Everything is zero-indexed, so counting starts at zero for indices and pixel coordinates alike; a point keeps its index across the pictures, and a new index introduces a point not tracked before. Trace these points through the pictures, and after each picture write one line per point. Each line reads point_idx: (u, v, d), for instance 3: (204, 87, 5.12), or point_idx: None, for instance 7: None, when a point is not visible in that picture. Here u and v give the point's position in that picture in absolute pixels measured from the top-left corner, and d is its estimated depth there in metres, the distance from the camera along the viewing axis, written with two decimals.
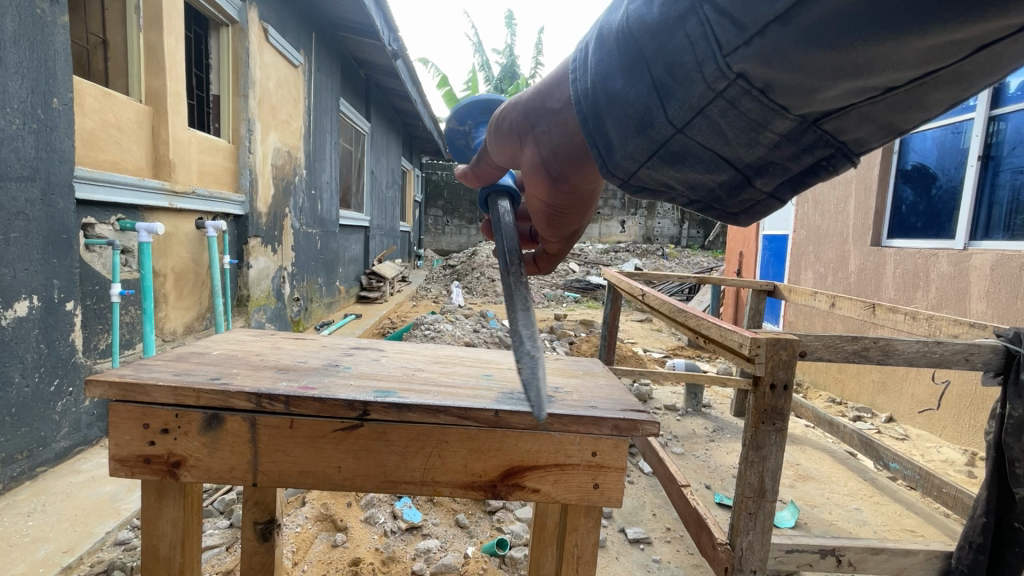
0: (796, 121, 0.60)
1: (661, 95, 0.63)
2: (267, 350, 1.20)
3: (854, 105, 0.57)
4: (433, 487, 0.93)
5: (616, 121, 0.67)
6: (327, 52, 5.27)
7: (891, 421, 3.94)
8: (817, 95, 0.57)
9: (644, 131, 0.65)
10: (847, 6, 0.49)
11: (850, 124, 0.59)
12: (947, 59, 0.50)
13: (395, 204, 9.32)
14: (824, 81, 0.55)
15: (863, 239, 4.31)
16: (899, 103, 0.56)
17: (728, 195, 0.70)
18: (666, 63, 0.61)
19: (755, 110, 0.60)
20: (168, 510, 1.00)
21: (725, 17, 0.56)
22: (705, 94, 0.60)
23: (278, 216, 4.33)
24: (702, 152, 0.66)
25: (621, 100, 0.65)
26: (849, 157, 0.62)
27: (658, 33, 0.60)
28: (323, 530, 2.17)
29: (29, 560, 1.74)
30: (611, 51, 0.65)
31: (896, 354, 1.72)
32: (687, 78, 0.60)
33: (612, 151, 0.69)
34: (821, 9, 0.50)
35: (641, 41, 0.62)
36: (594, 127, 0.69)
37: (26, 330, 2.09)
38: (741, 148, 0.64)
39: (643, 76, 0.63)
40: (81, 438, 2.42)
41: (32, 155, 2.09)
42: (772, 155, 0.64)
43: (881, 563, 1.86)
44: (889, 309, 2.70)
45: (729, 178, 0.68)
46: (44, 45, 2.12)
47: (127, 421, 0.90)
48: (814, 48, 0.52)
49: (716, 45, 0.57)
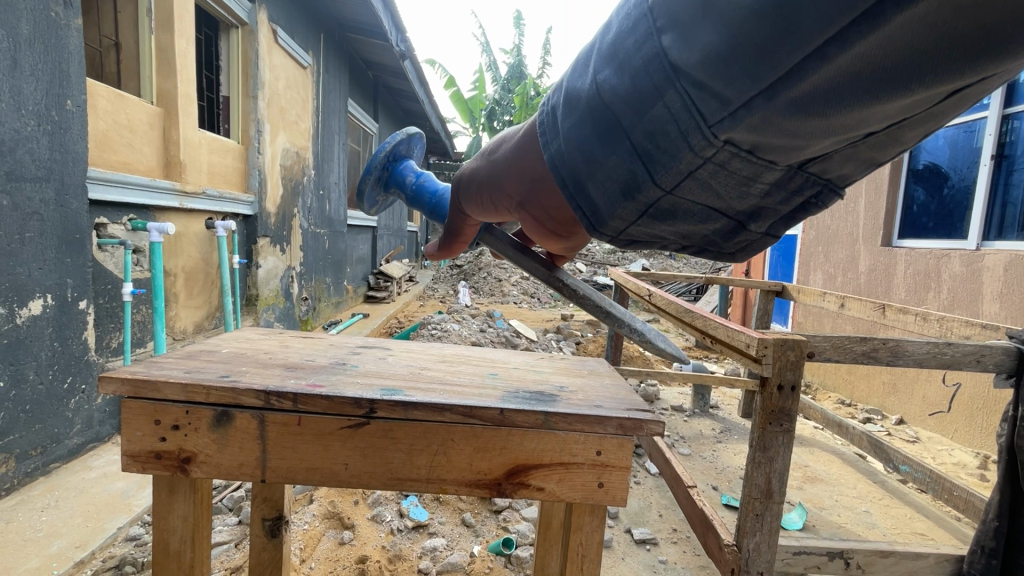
0: (783, 170, 0.57)
1: (644, 161, 0.58)
2: (275, 349, 1.21)
3: (836, 150, 0.55)
4: (439, 484, 0.94)
5: (598, 186, 0.61)
6: (336, 54, 5.32)
7: (901, 423, 3.90)
8: (800, 150, 0.54)
9: (631, 196, 0.60)
10: (834, 82, 0.46)
11: (834, 164, 0.58)
12: (917, 109, 0.49)
13: (402, 203, 9.36)
14: (810, 140, 0.52)
15: (874, 240, 4.27)
16: (879, 142, 0.55)
17: (723, 237, 0.68)
18: (646, 131, 0.56)
19: (744, 168, 0.57)
20: (178, 505, 1.01)
21: (703, 91, 0.52)
22: (691, 160, 0.56)
23: (286, 216, 4.37)
24: (693, 207, 0.62)
25: (603, 166, 0.60)
26: (835, 191, 0.61)
27: (636, 104, 0.56)
28: (330, 528, 2.18)
29: (43, 554, 1.77)
30: (584, 119, 0.60)
31: (906, 356, 1.71)
32: (671, 146, 0.56)
33: (600, 214, 0.63)
34: (807, 84, 0.47)
35: (616, 109, 0.57)
36: (576, 192, 0.63)
37: (41, 327, 2.13)
38: (733, 199, 0.61)
39: (623, 143, 0.58)
40: (93, 435, 2.45)
41: (46, 157, 2.13)
42: (766, 201, 0.61)
43: (890, 566, 1.84)
44: (899, 309, 2.68)
45: (724, 225, 0.65)
46: (59, 48, 2.16)
47: (139, 417, 0.92)
48: (801, 117, 0.49)
49: (698, 117, 0.53)
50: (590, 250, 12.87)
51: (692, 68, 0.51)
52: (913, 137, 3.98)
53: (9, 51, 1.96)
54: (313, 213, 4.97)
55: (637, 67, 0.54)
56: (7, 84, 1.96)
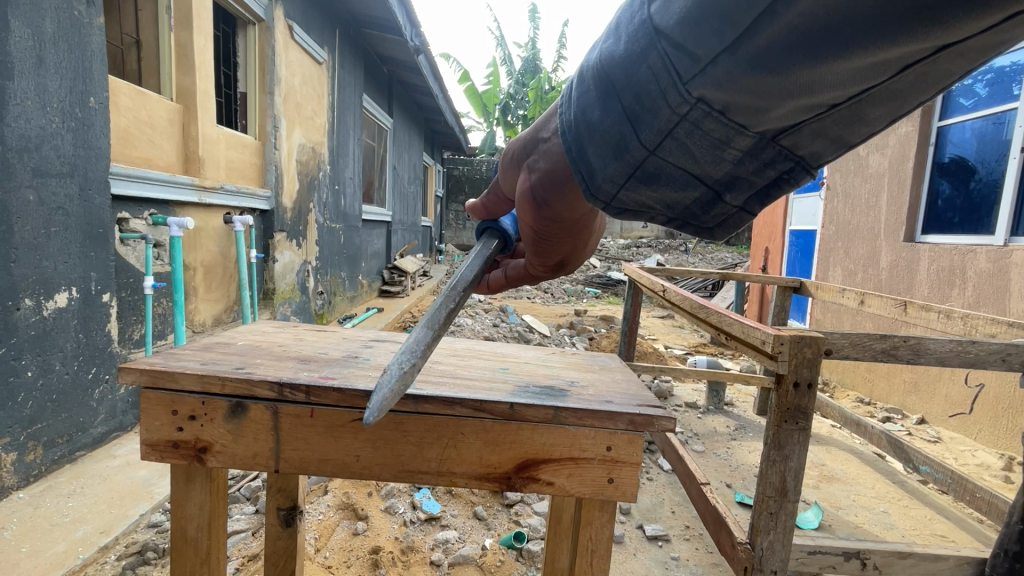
0: (755, 137, 0.65)
1: (633, 122, 0.68)
2: (291, 341, 1.23)
3: (804, 122, 0.63)
4: (449, 477, 0.95)
5: (594, 145, 0.71)
6: (350, 49, 5.33)
7: (922, 423, 3.82)
8: (767, 114, 0.62)
9: (619, 154, 0.69)
10: (787, 36, 0.55)
11: (804, 139, 0.64)
12: (875, 79, 0.56)
13: (416, 199, 9.38)
14: (773, 100, 0.60)
15: (896, 235, 4.17)
16: (845, 117, 0.62)
17: (701, 212, 0.74)
18: (634, 93, 0.67)
19: (717, 130, 0.65)
20: (196, 494, 1.04)
21: (680, 52, 0.62)
22: (670, 117, 0.66)
23: (302, 211, 4.41)
24: (675, 171, 0.70)
25: (599, 127, 0.70)
26: (806, 170, 0.67)
27: (627, 68, 0.66)
28: (344, 518, 2.21)
29: (69, 539, 1.83)
30: (589, 87, 0.71)
31: (927, 353, 1.67)
32: (653, 105, 0.66)
33: (591, 173, 0.72)
34: (765, 38, 0.57)
35: (613, 75, 0.68)
36: (577, 151, 0.73)
37: (66, 319, 2.19)
38: (709, 165, 0.69)
39: (617, 106, 0.69)
40: (116, 424, 2.52)
41: (70, 153, 2.18)
42: (735, 168, 0.68)
43: (909, 567, 1.81)
44: (922, 307, 2.61)
45: (702, 195, 0.72)
46: (81, 46, 2.20)
47: (156, 407, 0.94)
48: (760, 72, 0.58)
49: (675, 75, 0.63)
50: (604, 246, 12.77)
51: (671, 32, 0.62)
52: (939, 129, 3.86)
53: (34, 49, 2.00)
54: (329, 208, 5.02)
55: (630, 35, 0.66)
56: (32, 82, 2.00)
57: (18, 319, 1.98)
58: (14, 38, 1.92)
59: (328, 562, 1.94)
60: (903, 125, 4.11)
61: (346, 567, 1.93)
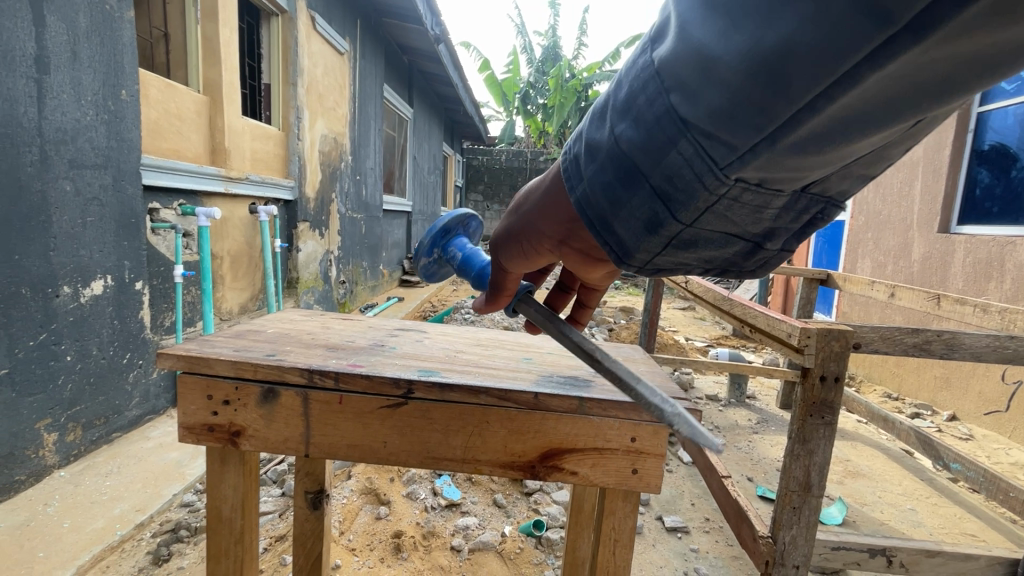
0: (790, 196, 0.58)
1: (665, 202, 0.59)
2: (318, 329, 1.26)
3: (834, 172, 0.57)
4: (473, 465, 0.96)
5: (621, 227, 0.63)
6: (371, 39, 5.35)
7: (953, 420, 3.71)
8: (805, 176, 0.55)
9: (654, 231, 0.61)
10: (844, 115, 0.47)
11: (832, 182, 0.59)
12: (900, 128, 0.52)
13: (436, 189, 9.42)
14: (808, 169, 0.54)
15: (930, 226, 4.02)
16: (869, 159, 0.57)
17: (742, 260, 0.67)
18: (663, 175, 0.57)
19: (755, 200, 0.57)
20: (229, 476, 1.07)
21: (712, 139, 0.53)
22: (708, 199, 0.57)
23: (325, 201, 4.47)
24: (712, 239, 0.62)
25: (626, 207, 0.61)
26: (837, 206, 0.61)
27: (652, 151, 0.57)
28: (367, 503, 2.26)
29: (108, 516, 1.91)
30: (605, 168, 0.62)
31: (962, 348, 1.62)
32: (687, 186, 0.57)
33: (624, 252, 0.64)
34: (816, 121, 0.48)
35: (633, 157, 0.59)
36: (602, 231, 0.64)
37: (102, 306, 2.27)
38: (748, 227, 0.61)
39: (641, 187, 0.60)
40: (150, 408, 2.61)
41: (104, 144, 2.24)
42: (776, 223, 0.61)
43: (937, 566, 1.77)
44: (956, 300, 2.53)
45: (740, 248, 0.65)
46: (113, 39, 2.26)
47: (192, 392, 0.97)
48: (806, 152, 0.51)
49: (710, 161, 0.54)
50: None
51: (699, 120, 0.53)
52: (978, 115, 3.70)
53: (69, 44, 2.06)
54: (351, 198, 5.07)
55: (649, 119, 0.56)
56: (68, 76, 2.06)
57: (58, 305, 2.07)
58: (50, 32, 1.98)
59: (352, 545, 2.00)
60: None
61: (369, 550, 1.98)
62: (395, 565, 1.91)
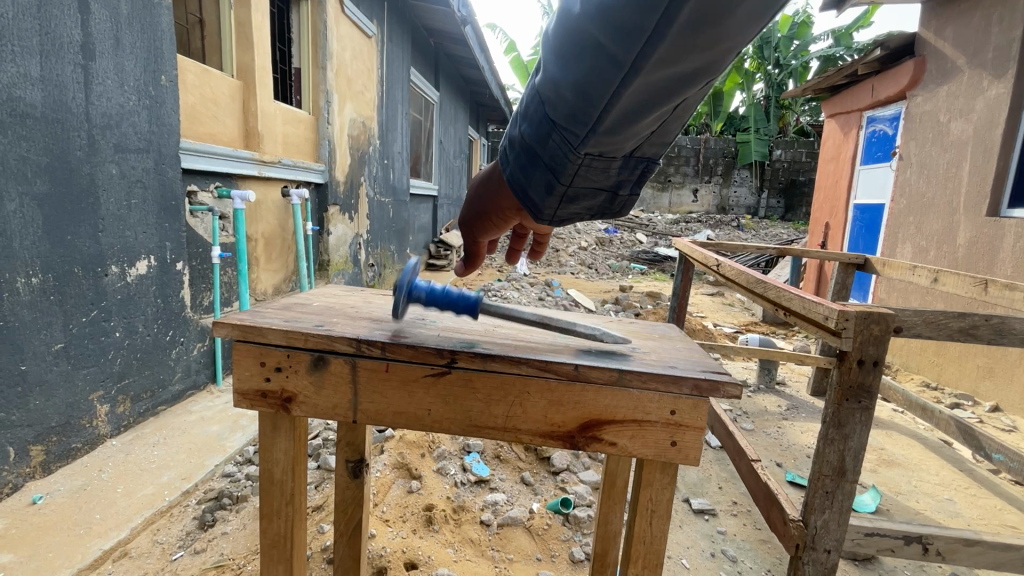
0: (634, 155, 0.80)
1: (552, 172, 0.80)
2: (356, 305, 1.29)
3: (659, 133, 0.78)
4: (514, 434, 0.98)
5: (533, 192, 0.85)
6: (398, 22, 5.34)
7: (997, 411, 3.58)
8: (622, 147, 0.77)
9: (550, 192, 0.83)
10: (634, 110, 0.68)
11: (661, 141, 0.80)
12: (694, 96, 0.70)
13: (462, 172, 9.42)
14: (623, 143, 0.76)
15: (977, 209, 3.83)
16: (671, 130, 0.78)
17: (609, 205, 0.90)
18: (547, 156, 0.79)
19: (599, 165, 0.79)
20: (281, 440, 1.12)
21: (568, 129, 0.74)
22: (573, 169, 0.79)
23: (354, 185, 4.54)
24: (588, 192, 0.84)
25: (530, 178, 0.83)
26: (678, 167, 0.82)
27: (537, 140, 0.79)
28: (399, 476, 2.33)
29: (156, 483, 2.03)
30: (519, 153, 0.83)
31: (1012, 334, 1.55)
32: (561, 161, 0.78)
33: (537, 207, 0.86)
34: (618, 117, 0.69)
35: (528, 143, 0.81)
36: (521, 194, 0.86)
37: (146, 286, 2.37)
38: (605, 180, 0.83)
39: (538, 164, 0.81)
40: (192, 383, 2.74)
41: (146, 129, 2.32)
42: (620, 175, 0.84)
43: (974, 555, 1.73)
44: (1004, 285, 2.42)
45: (605, 197, 0.88)
46: (152, 26, 2.32)
47: (247, 358, 1.01)
48: (618, 135, 0.72)
49: (569, 145, 0.76)
50: (652, 220, 12.38)
51: (558, 118, 0.74)
52: None
53: (112, 31, 2.13)
54: (379, 181, 5.13)
55: (533, 116, 0.78)
56: (112, 62, 2.14)
57: (107, 284, 2.17)
58: (94, 20, 2.04)
59: (386, 516, 2.07)
60: (993, 86, 3.72)
61: (402, 522, 2.05)
62: (426, 537, 1.98)
